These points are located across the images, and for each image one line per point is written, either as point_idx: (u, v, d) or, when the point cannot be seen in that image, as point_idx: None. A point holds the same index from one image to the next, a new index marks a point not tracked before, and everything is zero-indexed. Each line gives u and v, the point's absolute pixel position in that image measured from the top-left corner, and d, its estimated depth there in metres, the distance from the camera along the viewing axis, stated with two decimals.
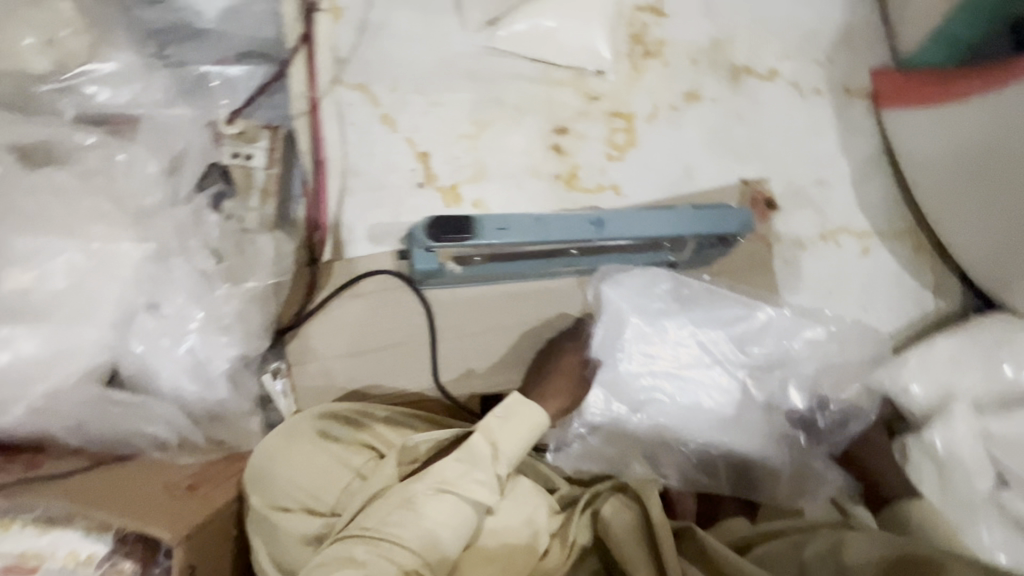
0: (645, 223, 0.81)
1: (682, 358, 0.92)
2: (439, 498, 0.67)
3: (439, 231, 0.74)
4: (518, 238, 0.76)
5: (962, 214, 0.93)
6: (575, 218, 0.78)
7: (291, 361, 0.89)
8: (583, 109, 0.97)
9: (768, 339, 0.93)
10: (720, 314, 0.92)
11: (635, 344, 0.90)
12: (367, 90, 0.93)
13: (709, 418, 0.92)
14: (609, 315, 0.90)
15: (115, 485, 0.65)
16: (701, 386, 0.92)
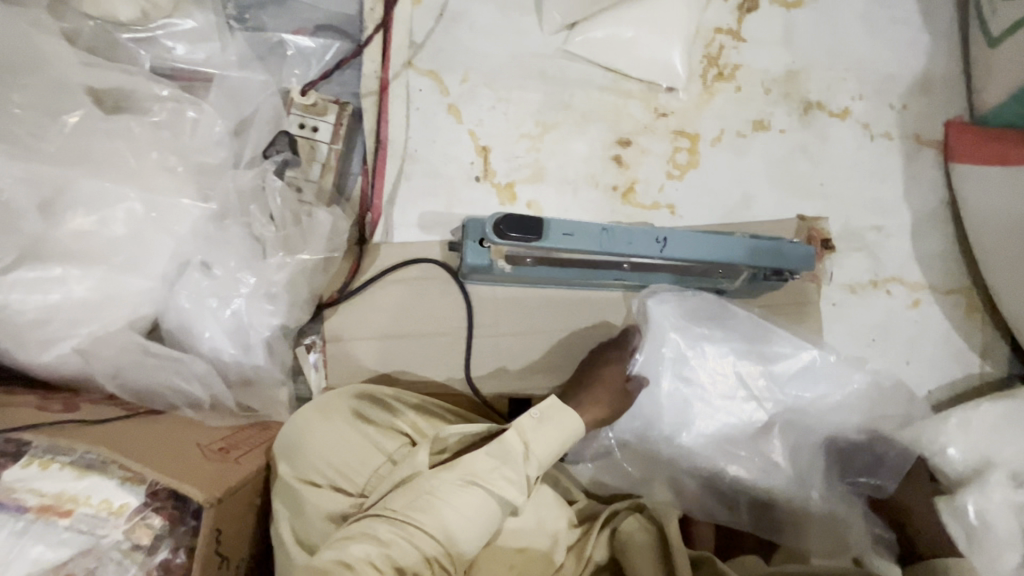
0: (707, 247, 0.80)
1: (718, 388, 0.90)
2: (466, 491, 0.66)
3: (508, 228, 0.71)
4: (583, 245, 0.74)
5: (1021, 279, 0.90)
6: (641, 233, 0.77)
7: (328, 337, 0.89)
8: (649, 124, 0.96)
9: (802, 381, 0.91)
10: (766, 350, 0.90)
11: (673, 366, 0.90)
12: (438, 78, 0.93)
13: (735, 454, 0.90)
14: (653, 334, 0.89)
15: (153, 438, 0.65)
16: (732, 419, 0.90)
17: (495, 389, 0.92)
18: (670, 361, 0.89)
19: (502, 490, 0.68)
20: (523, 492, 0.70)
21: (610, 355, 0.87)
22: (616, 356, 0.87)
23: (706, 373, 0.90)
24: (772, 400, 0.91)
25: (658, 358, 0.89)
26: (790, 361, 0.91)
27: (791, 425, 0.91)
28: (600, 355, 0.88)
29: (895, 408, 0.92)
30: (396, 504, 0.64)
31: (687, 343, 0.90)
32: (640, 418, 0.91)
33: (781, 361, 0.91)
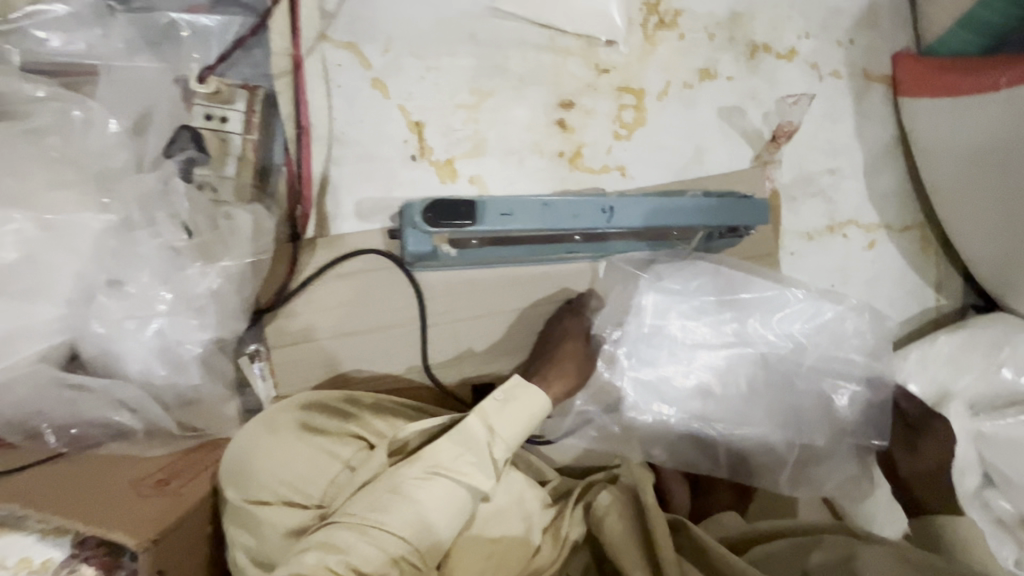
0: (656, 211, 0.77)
1: (702, 346, 0.87)
2: (430, 483, 0.63)
3: (440, 215, 0.70)
4: (524, 223, 0.72)
5: (969, 213, 0.90)
6: (585, 204, 0.74)
7: (274, 343, 0.84)
8: (592, 82, 0.90)
9: (788, 321, 0.89)
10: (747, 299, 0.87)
11: (658, 331, 0.86)
12: (357, 50, 0.85)
13: (716, 410, 0.88)
14: (636, 303, 0.86)
15: (76, 484, 0.60)
16: (716, 376, 0.88)
17: (458, 376, 0.88)
18: (654, 326, 0.86)
19: (471, 476, 0.65)
20: (494, 476, 0.67)
21: (572, 328, 0.84)
22: (575, 326, 0.84)
23: (692, 336, 0.87)
24: (755, 347, 0.88)
25: (641, 325, 0.86)
26: (774, 304, 0.88)
27: (769, 376, 0.89)
28: (568, 325, 0.84)
29: (875, 353, 0.89)
30: (357, 506, 0.61)
31: (670, 308, 0.86)
32: (649, 399, 0.87)
33: (767, 306, 0.88)
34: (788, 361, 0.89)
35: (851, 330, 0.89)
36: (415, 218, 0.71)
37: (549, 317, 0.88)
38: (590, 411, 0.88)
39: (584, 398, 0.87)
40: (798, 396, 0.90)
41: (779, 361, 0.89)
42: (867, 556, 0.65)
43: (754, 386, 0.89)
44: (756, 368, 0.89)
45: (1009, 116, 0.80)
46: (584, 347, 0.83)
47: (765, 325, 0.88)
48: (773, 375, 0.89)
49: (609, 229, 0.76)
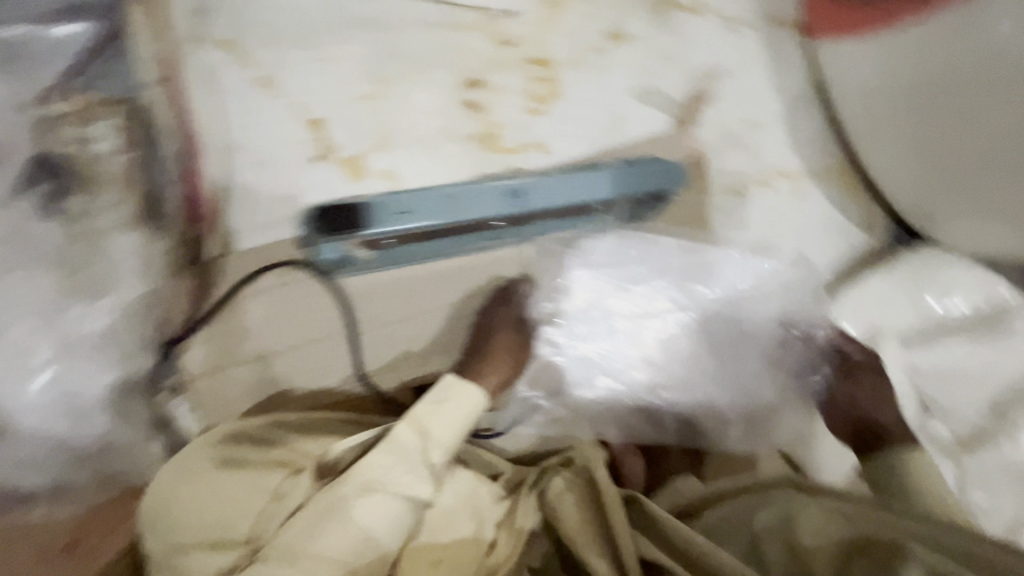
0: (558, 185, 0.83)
1: (635, 317, 0.87)
2: (362, 500, 0.60)
3: (331, 222, 0.78)
4: (423, 217, 0.79)
5: (894, 154, 0.90)
6: (487, 188, 0.81)
7: (193, 373, 0.77)
8: (497, 57, 0.86)
9: (714, 284, 0.90)
10: (677, 265, 0.89)
11: (588, 307, 0.86)
12: (236, 47, 0.78)
13: (659, 379, 0.89)
14: (563, 281, 0.86)
15: None
16: (655, 347, 0.88)
17: (398, 381, 0.85)
18: (583, 302, 0.86)
19: (408, 486, 0.62)
20: (433, 481, 0.64)
21: (502, 318, 0.83)
22: (507, 315, 0.83)
23: (624, 309, 0.87)
24: (691, 310, 0.89)
25: (570, 304, 0.86)
26: (696, 266, 0.90)
27: (708, 336, 0.91)
28: (501, 316, 0.83)
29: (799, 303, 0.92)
30: (286, 535, 0.57)
31: (597, 283, 0.86)
32: (592, 375, 0.87)
33: (690, 271, 0.90)
34: (723, 317, 0.91)
35: (779, 278, 0.91)
36: (308, 232, 0.79)
37: (484, 307, 0.85)
38: (534, 398, 0.87)
39: (525, 388, 0.87)
40: (737, 354, 0.92)
41: (713, 320, 0.91)
42: (805, 514, 0.62)
43: (695, 349, 0.90)
44: (691, 334, 0.90)
45: (905, 58, 0.80)
46: (518, 336, 0.82)
47: (697, 290, 0.89)
48: (707, 335, 0.91)
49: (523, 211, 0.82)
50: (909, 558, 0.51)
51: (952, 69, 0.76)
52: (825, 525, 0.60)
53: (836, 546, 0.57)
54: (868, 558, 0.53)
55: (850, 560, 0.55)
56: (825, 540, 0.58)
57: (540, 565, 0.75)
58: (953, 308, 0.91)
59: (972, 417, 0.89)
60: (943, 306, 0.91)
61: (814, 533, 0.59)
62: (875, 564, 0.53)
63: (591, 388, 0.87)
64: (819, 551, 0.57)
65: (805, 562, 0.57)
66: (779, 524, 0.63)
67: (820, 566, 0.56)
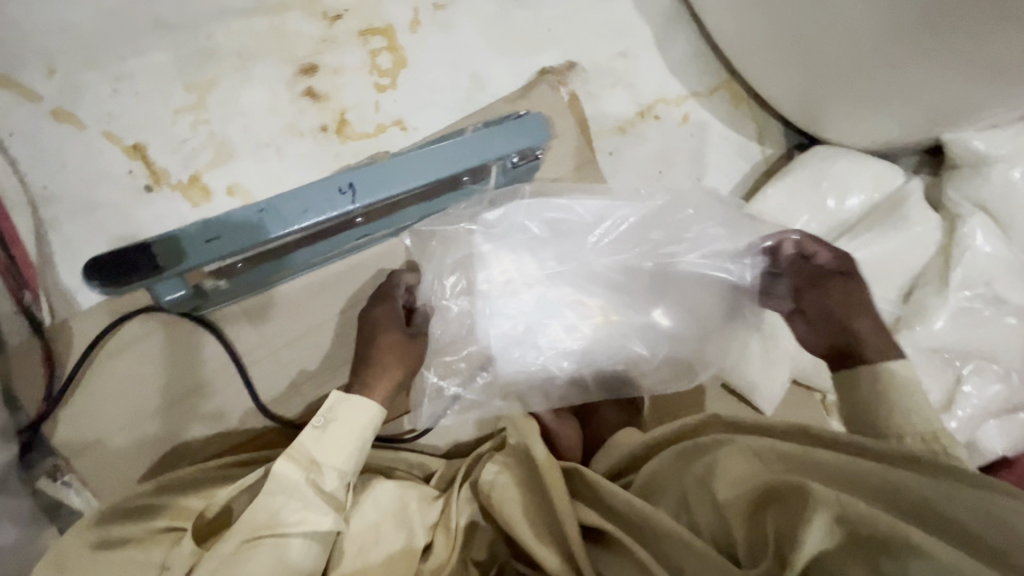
0: (412, 166, 0.68)
1: (552, 284, 0.81)
2: (252, 552, 0.55)
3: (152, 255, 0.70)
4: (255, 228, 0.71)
5: (768, 66, 0.88)
6: (315, 188, 0.63)
7: (68, 454, 0.71)
8: (326, 35, 0.78)
9: (630, 233, 0.80)
10: (578, 216, 0.78)
11: (512, 279, 0.79)
12: (13, 83, 0.68)
13: (589, 347, 0.82)
14: (476, 258, 0.79)
15: None
16: (573, 313, 0.82)
17: (304, 406, 0.78)
18: (500, 278, 0.79)
19: (306, 522, 0.58)
20: (337, 509, 0.61)
21: (383, 316, 0.77)
22: (387, 311, 0.77)
23: (545, 274, 0.81)
24: (603, 263, 0.81)
25: (489, 280, 0.79)
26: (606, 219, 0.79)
27: (629, 286, 0.82)
28: (383, 315, 0.76)
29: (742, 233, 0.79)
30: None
31: (512, 255, 0.79)
32: (511, 352, 0.80)
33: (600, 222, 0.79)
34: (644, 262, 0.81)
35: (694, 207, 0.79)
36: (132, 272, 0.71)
37: (364, 310, 0.79)
38: (450, 389, 0.82)
39: (434, 374, 0.80)
40: (665, 297, 0.83)
41: (633, 269, 0.81)
42: (722, 462, 0.56)
43: (617, 304, 0.83)
44: (609, 290, 0.83)
45: None
46: (405, 335, 0.75)
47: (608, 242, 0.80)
48: (637, 284, 0.82)
49: (360, 209, 0.64)
50: (813, 503, 0.44)
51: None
52: (744, 474, 0.53)
53: (748, 493, 0.51)
54: (778, 503, 0.48)
55: (762, 508, 0.49)
56: (741, 489, 0.52)
57: (487, 559, 0.69)
58: (849, 205, 0.90)
59: (886, 309, 0.89)
60: (840, 206, 0.90)
61: (732, 483, 0.53)
62: (784, 509, 0.47)
63: (512, 368, 0.80)
64: (733, 505, 0.51)
65: (726, 517, 0.52)
66: (702, 477, 0.57)
67: (736, 518, 0.51)
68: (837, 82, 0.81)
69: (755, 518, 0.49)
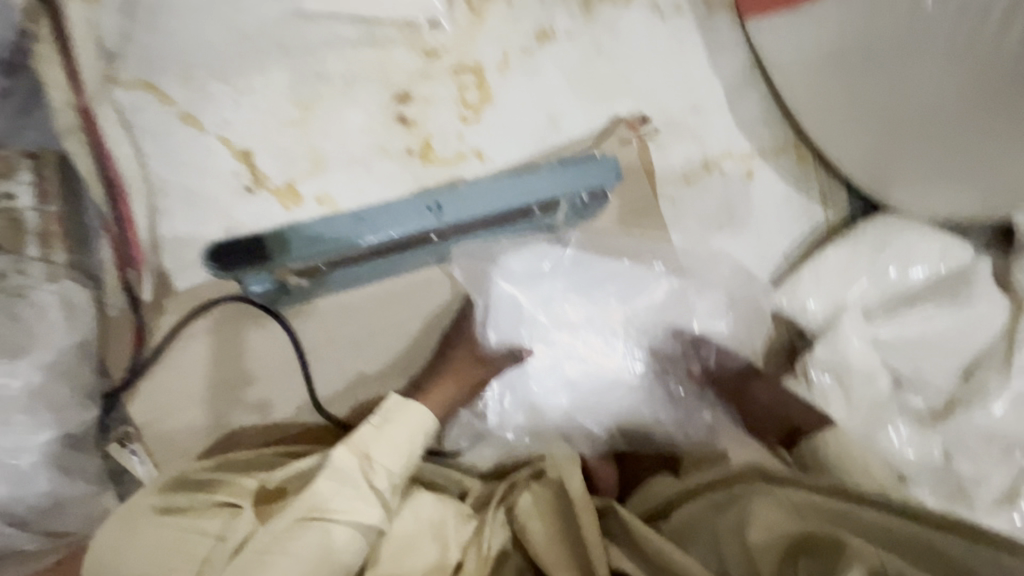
0: (483, 199, 0.81)
1: (591, 328, 0.84)
2: (308, 529, 0.58)
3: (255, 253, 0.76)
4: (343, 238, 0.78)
5: (835, 130, 0.90)
6: (409, 208, 0.80)
7: (141, 422, 0.76)
8: (424, 69, 0.85)
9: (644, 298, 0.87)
10: (615, 271, 0.86)
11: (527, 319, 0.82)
12: (154, 87, 0.77)
13: (614, 395, 0.86)
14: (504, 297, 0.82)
15: None
16: (607, 355, 0.85)
17: (353, 405, 0.83)
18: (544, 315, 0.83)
19: (354, 512, 0.60)
20: (384, 506, 0.63)
21: (456, 336, 0.83)
22: (462, 333, 0.82)
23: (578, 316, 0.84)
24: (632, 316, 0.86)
25: (499, 317, 0.82)
26: (623, 278, 0.86)
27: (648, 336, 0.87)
28: (458, 334, 0.83)
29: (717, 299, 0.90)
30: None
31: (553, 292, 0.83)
32: (534, 383, 0.85)
33: (615, 281, 0.85)
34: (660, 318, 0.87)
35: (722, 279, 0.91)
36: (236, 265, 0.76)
37: (444, 333, 0.84)
38: (491, 420, 0.85)
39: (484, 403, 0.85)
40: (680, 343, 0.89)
41: (648, 322, 0.87)
42: (758, 510, 0.58)
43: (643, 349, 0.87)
44: (643, 341, 0.87)
45: (840, 22, 0.79)
46: (472, 356, 0.80)
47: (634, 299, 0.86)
48: (664, 339, 0.88)
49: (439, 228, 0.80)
50: (854, 555, 0.49)
51: (884, 33, 0.75)
52: (779, 523, 0.56)
53: (782, 541, 0.54)
54: (814, 554, 0.52)
55: (796, 557, 0.53)
56: (776, 537, 0.55)
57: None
58: (912, 276, 0.90)
59: (942, 386, 0.88)
60: (902, 275, 0.90)
61: (765, 529, 0.56)
62: (821, 560, 0.51)
63: (486, 413, 0.86)
64: (767, 551, 0.54)
65: (755, 561, 0.54)
66: (734, 525, 0.58)
67: (767, 560, 0.53)
68: (904, 155, 0.83)
69: (787, 566, 0.53)
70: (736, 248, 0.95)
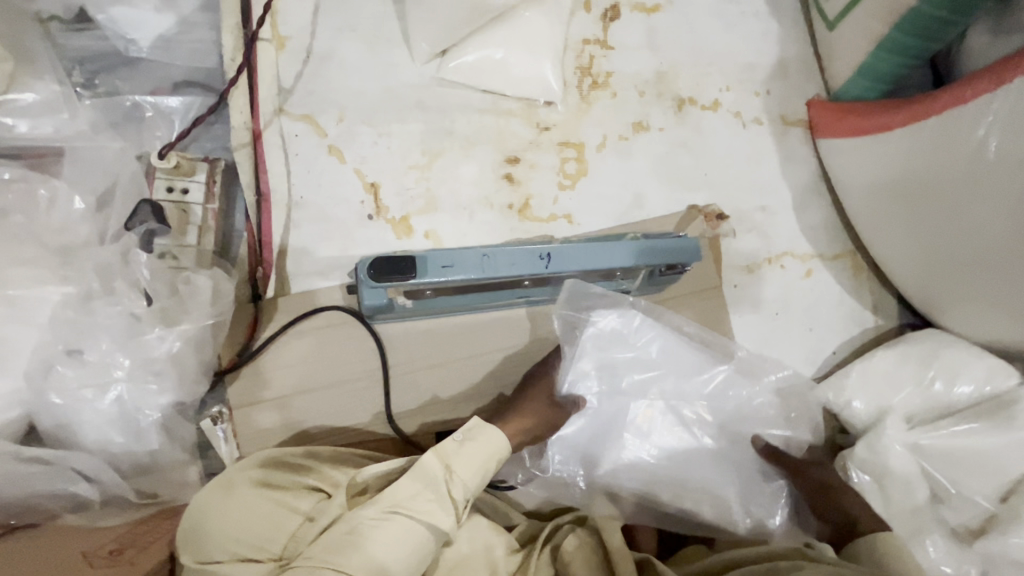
0: (591, 256, 0.84)
1: (657, 397, 0.91)
2: (389, 521, 0.65)
3: (382, 271, 0.76)
4: (466, 272, 0.78)
5: (891, 245, 0.99)
6: (525, 253, 0.81)
7: (234, 405, 0.84)
8: (534, 139, 0.98)
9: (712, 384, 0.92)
10: (690, 351, 0.91)
11: (602, 376, 0.89)
12: (313, 121, 0.91)
13: (661, 462, 0.91)
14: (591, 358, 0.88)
15: (37, 549, 0.63)
16: (666, 426, 0.91)
17: (418, 423, 0.89)
18: (618, 377, 0.90)
19: (431, 515, 0.67)
20: (454, 516, 0.69)
21: (538, 375, 0.89)
22: (544, 374, 0.89)
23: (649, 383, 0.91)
24: (696, 400, 0.92)
25: (580, 370, 0.88)
26: (698, 362, 0.92)
27: (707, 420, 0.93)
28: (541, 373, 0.89)
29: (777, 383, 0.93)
30: (320, 553, 0.61)
31: (634, 360, 0.90)
32: (597, 436, 0.90)
33: (686, 367, 0.91)
34: (721, 407, 0.93)
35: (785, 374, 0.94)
36: (363, 275, 0.77)
37: (524, 372, 0.92)
38: (552, 461, 0.90)
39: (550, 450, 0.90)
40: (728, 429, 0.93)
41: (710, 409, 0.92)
42: None
43: (700, 430, 0.92)
44: (699, 419, 0.92)
45: (905, 153, 0.90)
46: (549, 403, 0.86)
47: (703, 384, 0.92)
48: (718, 424, 0.93)
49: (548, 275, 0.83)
50: None
51: (942, 171, 0.85)
52: None
53: None
54: None
55: None
56: None
57: None
58: (957, 392, 0.95)
59: (982, 507, 0.90)
60: (947, 390, 0.95)
61: None
62: None
63: (546, 453, 0.90)
64: None
65: None
66: None
67: None
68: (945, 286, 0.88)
69: None
70: (788, 339, 1.02)
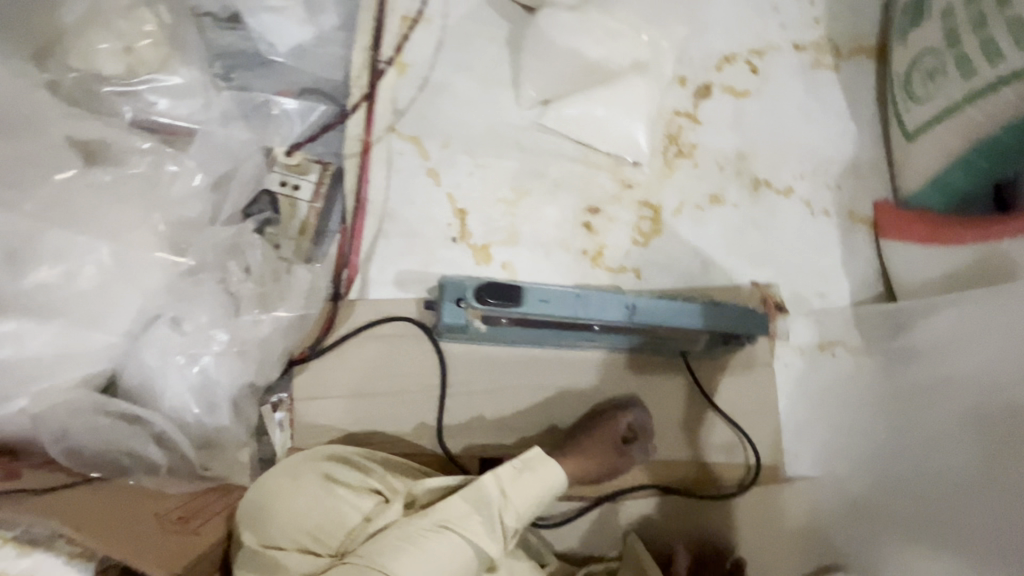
0: (671, 313, 0.87)
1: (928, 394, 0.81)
2: (441, 537, 0.66)
3: (489, 295, 0.80)
4: (560, 309, 0.81)
5: None
6: (612, 301, 0.84)
7: (296, 395, 0.87)
8: (617, 194, 1.03)
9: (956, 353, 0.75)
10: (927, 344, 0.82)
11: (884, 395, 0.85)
12: (419, 143, 0.97)
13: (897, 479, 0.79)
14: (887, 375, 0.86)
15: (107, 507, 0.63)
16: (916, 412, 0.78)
17: (465, 444, 0.91)
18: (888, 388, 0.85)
19: (480, 539, 0.68)
20: (500, 543, 0.70)
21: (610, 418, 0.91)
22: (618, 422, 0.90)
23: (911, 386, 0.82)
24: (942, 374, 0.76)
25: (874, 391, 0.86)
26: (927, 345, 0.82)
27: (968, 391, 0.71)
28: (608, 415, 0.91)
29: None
30: (372, 556, 0.62)
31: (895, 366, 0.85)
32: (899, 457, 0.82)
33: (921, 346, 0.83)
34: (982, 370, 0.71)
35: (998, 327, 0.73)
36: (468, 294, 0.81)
37: (586, 414, 0.94)
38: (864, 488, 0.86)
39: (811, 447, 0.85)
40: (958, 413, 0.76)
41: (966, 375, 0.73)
42: None
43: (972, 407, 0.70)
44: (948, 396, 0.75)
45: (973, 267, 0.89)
46: (613, 448, 0.87)
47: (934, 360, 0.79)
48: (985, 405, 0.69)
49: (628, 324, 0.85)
50: None
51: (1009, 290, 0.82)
52: None
53: None
54: None
55: None
56: None
57: None
58: None
59: None
60: None
61: None
62: None
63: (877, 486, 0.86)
64: None
65: None
66: None
67: None
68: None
69: None
70: None
